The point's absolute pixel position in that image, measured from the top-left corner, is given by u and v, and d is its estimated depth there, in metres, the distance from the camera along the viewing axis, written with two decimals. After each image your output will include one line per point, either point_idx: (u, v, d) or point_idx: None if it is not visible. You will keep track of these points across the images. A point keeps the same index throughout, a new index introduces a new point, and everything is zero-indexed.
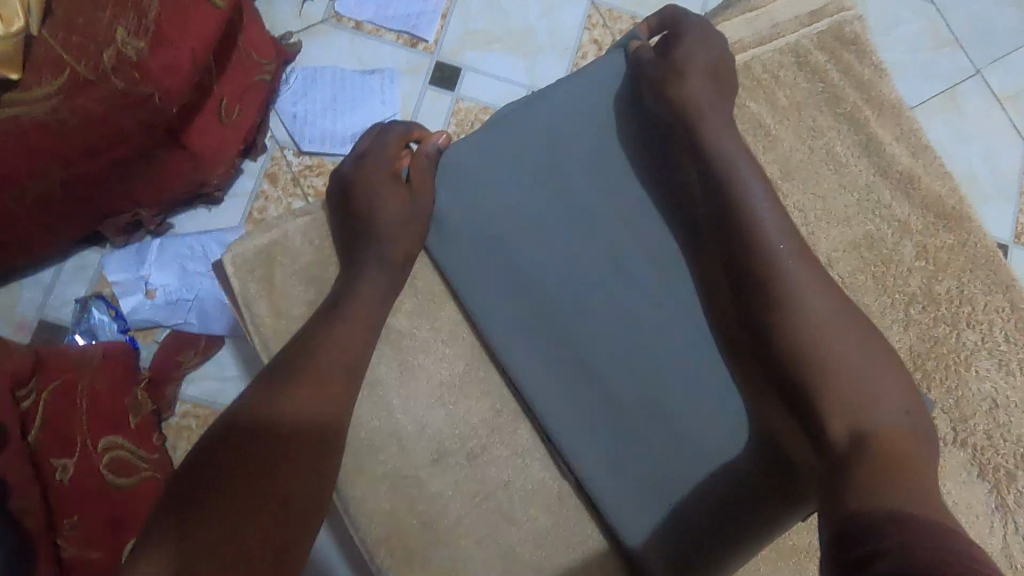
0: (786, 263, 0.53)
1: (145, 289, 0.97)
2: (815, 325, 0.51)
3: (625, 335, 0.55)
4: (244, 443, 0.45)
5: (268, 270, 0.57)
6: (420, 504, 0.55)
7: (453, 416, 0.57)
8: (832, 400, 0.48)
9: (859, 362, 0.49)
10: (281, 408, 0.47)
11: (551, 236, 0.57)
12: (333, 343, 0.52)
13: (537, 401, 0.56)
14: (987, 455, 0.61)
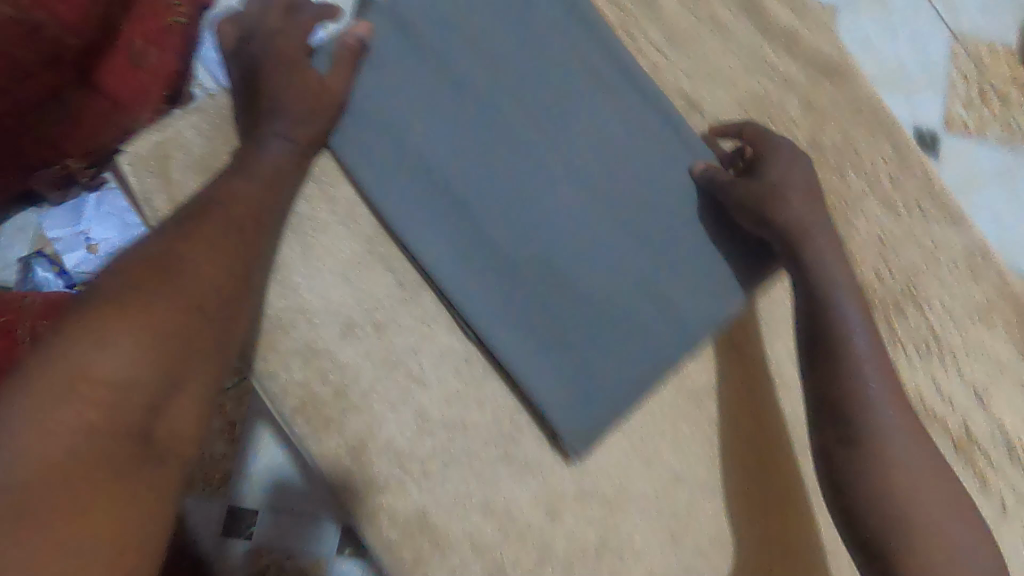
0: (857, 344, 0.52)
1: (87, 243, 1.01)
2: (899, 450, 0.51)
3: (522, 202, 0.58)
4: (120, 318, 0.40)
5: (164, 166, 0.58)
6: (332, 375, 0.58)
7: (358, 291, 0.59)
8: (891, 420, 0.52)
9: (918, 473, 0.51)
10: (169, 294, 0.43)
11: (456, 115, 0.58)
12: (237, 200, 0.51)
13: (436, 265, 0.58)
14: (876, 290, 0.65)
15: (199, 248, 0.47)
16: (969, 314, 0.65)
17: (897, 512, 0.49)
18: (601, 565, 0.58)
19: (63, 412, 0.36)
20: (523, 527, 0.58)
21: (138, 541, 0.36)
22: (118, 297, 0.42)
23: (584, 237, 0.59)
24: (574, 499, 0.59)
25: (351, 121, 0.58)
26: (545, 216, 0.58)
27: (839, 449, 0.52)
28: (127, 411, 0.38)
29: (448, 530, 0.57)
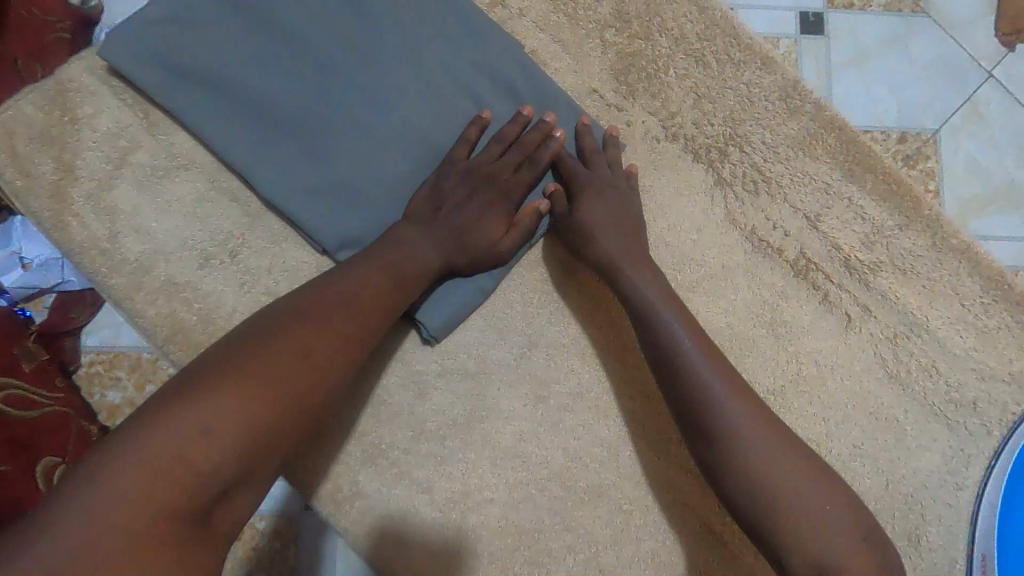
0: (717, 388, 0.56)
1: (19, 262, 1.10)
2: (758, 451, 0.54)
3: (353, 131, 0.65)
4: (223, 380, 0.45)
5: (10, 141, 0.63)
6: (196, 304, 0.62)
7: (208, 225, 0.64)
8: (760, 450, 0.54)
9: (809, 500, 0.52)
10: (303, 358, 0.48)
11: (281, 67, 0.65)
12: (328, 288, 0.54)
13: (279, 196, 0.63)
14: (699, 141, 0.68)
15: (334, 315, 0.52)
16: (791, 147, 0.68)
17: (765, 500, 0.53)
18: (473, 433, 0.63)
19: (207, 413, 0.43)
20: (395, 410, 0.63)
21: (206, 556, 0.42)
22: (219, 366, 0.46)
23: (399, 132, 0.65)
24: (439, 377, 0.63)
25: (165, 62, 0.63)
26: (360, 118, 0.65)
27: (705, 454, 0.56)
28: (248, 449, 0.44)
29: (325, 424, 0.62)
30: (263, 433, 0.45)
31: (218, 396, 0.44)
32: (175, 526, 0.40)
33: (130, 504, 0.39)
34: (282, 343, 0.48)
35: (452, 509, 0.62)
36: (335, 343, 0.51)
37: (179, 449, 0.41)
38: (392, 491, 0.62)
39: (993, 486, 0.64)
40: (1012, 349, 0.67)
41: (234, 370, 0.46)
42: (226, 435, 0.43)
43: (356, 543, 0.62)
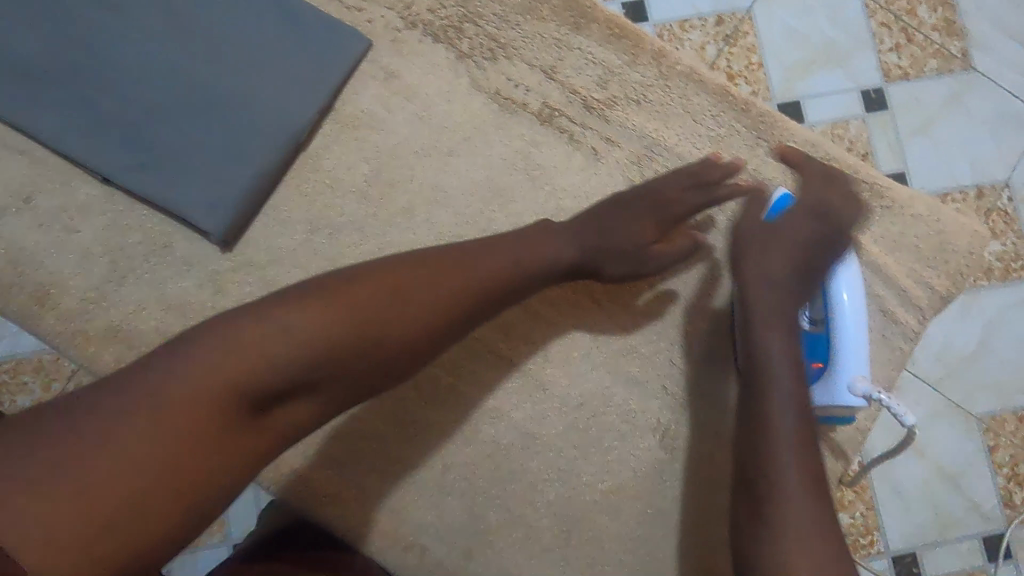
0: (764, 334, 0.60)
1: None
2: (787, 418, 0.55)
3: (110, 71, 0.71)
4: (318, 303, 0.51)
5: None
6: (1, 249, 0.70)
7: (1, 178, 0.71)
8: (790, 420, 0.55)
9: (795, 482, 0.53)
10: (381, 300, 0.54)
11: (33, 26, 0.71)
12: (359, 296, 0.53)
13: (54, 138, 0.70)
14: (434, 23, 0.76)
15: (399, 272, 0.56)
16: (520, 13, 0.76)
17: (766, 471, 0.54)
18: None
19: (291, 323, 0.49)
20: (199, 308, 0.70)
21: (226, 453, 0.46)
22: (323, 294, 0.52)
23: (153, 59, 0.72)
24: (233, 271, 0.71)
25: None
26: (114, 55, 0.72)
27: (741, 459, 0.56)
28: (321, 352, 0.50)
29: (138, 331, 0.70)
30: (324, 347, 0.50)
31: (358, 288, 0.54)
32: (224, 418, 0.46)
33: (192, 389, 0.45)
34: (403, 279, 0.55)
35: None
36: (428, 283, 0.56)
37: (261, 354, 0.47)
38: None
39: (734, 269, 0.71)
40: (744, 150, 0.75)
41: (331, 286, 0.53)
42: (298, 333, 0.49)
43: None
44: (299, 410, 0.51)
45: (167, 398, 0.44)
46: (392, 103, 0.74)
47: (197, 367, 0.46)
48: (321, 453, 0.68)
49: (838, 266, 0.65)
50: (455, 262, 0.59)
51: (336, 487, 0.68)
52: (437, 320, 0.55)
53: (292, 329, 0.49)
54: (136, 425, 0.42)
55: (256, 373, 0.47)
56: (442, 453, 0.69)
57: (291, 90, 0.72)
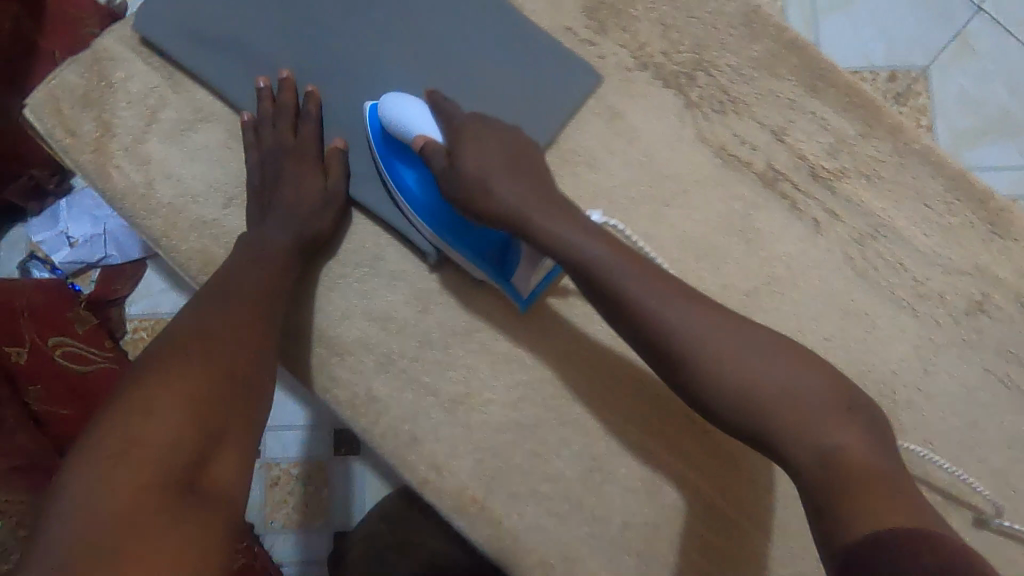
0: (668, 308, 0.58)
1: (67, 241, 1.21)
2: (686, 332, 0.57)
3: (352, 83, 0.73)
4: (143, 391, 0.51)
5: (56, 105, 0.72)
6: (223, 237, 0.71)
7: (230, 168, 0.72)
8: (695, 324, 0.57)
9: (771, 378, 0.55)
10: (208, 345, 0.57)
11: (286, 29, 0.73)
12: (231, 322, 0.60)
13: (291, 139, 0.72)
14: (667, 68, 0.73)
15: (192, 333, 0.57)
16: (755, 67, 0.73)
17: (709, 381, 0.56)
18: (474, 340, 0.70)
19: (158, 426, 0.50)
20: (402, 324, 0.70)
21: (205, 498, 0.48)
22: (170, 353, 0.56)
23: (399, 77, 0.73)
24: (439, 292, 0.71)
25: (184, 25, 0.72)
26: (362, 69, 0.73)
27: (699, 390, 0.57)
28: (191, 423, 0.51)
29: (341, 339, 0.70)
30: (204, 410, 0.53)
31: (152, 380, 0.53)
32: (148, 488, 0.46)
33: (113, 484, 0.45)
34: (190, 346, 0.56)
35: (459, 409, 0.69)
36: (220, 327, 0.59)
37: (137, 442, 0.48)
38: (404, 395, 0.69)
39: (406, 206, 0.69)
40: (976, 244, 0.71)
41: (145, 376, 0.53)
42: (172, 412, 0.51)
43: (373, 444, 0.69)
44: (224, 456, 0.52)
45: (93, 498, 0.45)
46: (616, 145, 0.72)
47: (103, 483, 0.45)
48: (504, 490, 0.68)
49: (427, 126, 0.66)
50: (217, 292, 0.62)
51: (514, 527, 0.67)
52: (254, 376, 0.58)
53: (157, 416, 0.50)
54: (105, 539, 0.43)
55: (161, 455, 0.48)
56: (623, 511, 0.68)
57: (526, 122, 0.72)
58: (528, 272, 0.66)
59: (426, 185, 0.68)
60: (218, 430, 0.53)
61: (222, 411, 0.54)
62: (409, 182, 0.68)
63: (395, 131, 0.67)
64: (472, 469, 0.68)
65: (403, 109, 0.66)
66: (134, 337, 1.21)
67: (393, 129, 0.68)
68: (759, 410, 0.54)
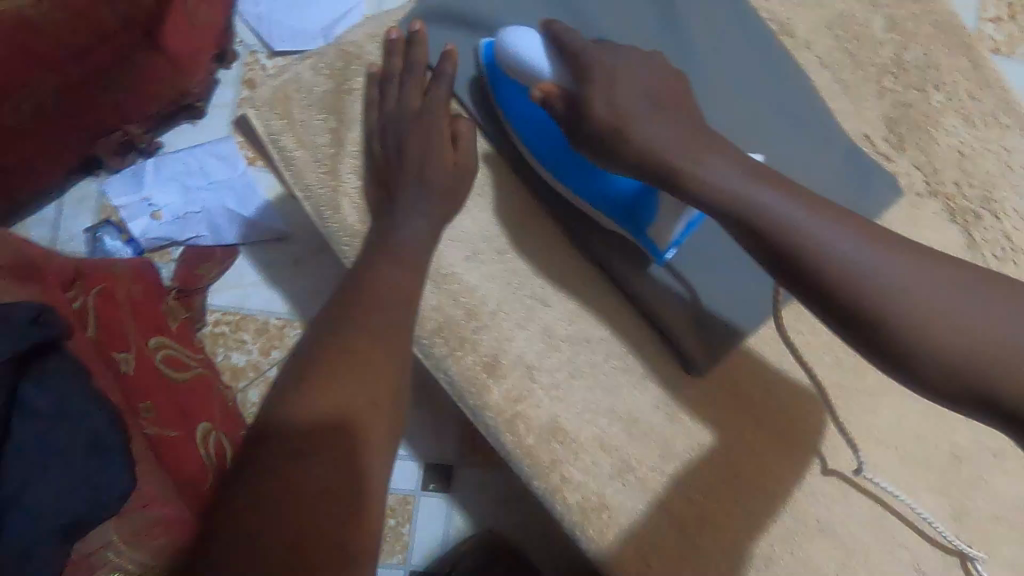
0: (778, 200, 0.47)
1: (150, 210, 1.05)
2: (913, 297, 0.42)
3: None
4: (298, 414, 0.46)
5: (287, 107, 0.59)
6: (462, 299, 0.62)
7: (479, 218, 0.63)
8: (896, 287, 0.43)
9: (941, 301, 0.42)
10: (358, 353, 0.50)
11: None
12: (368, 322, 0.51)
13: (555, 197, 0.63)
14: (958, 200, 0.68)
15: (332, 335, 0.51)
16: None
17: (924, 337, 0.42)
18: (719, 460, 0.64)
19: (304, 447, 0.45)
20: (645, 429, 0.63)
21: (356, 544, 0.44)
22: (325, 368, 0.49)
23: None
24: (690, 401, 0.64)
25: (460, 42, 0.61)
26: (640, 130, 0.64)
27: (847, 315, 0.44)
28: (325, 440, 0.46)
29: (579, 436, 0.62)
30: (338, 425, 0.47)
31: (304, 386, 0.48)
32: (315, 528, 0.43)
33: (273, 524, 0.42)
34: (328, 349, 0.50)
35: (692, 530, 0.63)
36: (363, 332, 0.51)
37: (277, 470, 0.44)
38: (637, 508, 0.62)
39: (513, 129, 0.61)
40: None
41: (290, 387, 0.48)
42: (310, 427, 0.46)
43: (595, 557, 0.61)
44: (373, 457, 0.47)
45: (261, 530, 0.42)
46: None
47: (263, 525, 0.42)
48: None
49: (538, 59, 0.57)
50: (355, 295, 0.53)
51: None
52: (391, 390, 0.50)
53: (311, 441, 0.45)
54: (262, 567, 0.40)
55: (316, 482, 0.44)
56: None
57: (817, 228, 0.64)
58: (666, 224, 0.56)
59: (547, 121, 0.60)
60: (369, 404, 0.49)
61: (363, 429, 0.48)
62: (528, 113, 0.61)
63: (509, 66, 0.58)
64: None
65: (527, 46, 0.57)
66: (214, 331, 1.07)
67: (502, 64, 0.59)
68: (947, 360, 0.41)
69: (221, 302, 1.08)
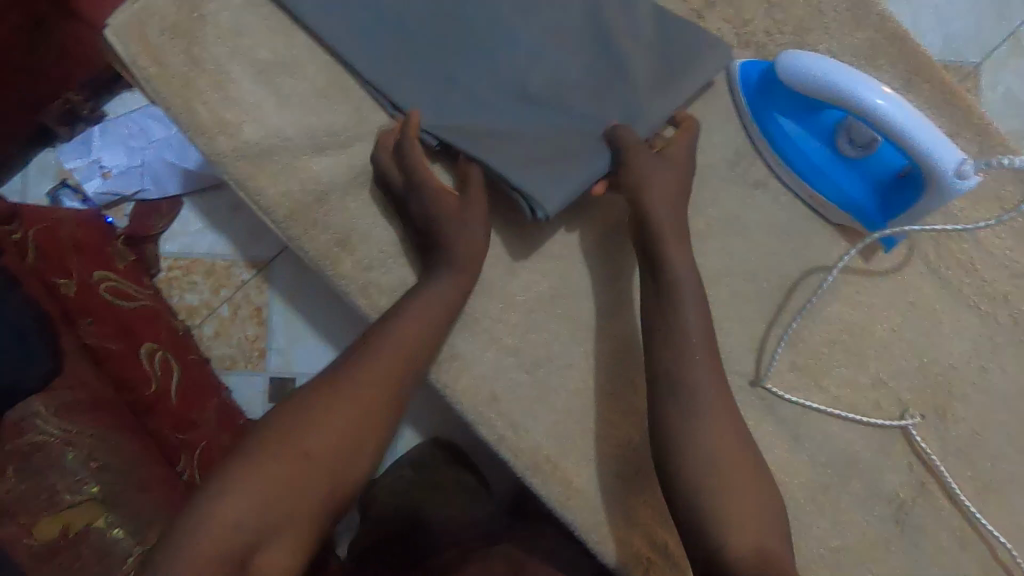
0: (689, 307, 0.63)
1: (101, 171, 1.15)
2: (682, 442, 0.58)
3: (474, 51, 0.67)
4: (276, 439, 0.55)
5: (141, 31, 0.68)
6: (313, 183, 0.69)
7: (321, 112, 0.70)
8: (672, 412, 0.60)
9: (695, 462, 0.58)
10: (349, 404, 0.58)
11: None
12: (372, 351, 0.61)
13: (400, 98, 0.67)
14: (770, 48, 0.74)
15: (302, 436, 0.56)
16: (857, 57, 0.73)
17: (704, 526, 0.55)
18: (557, 306, 0.71)
19: (260, 469, 0.53)
20: (487, 284, 0.71)
21: None
22: (315, 399, 0.58)
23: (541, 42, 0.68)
24: (527, 257, 0.71)
25: None
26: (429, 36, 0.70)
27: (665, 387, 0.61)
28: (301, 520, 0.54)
29: None
30: (309, 490, 0.54)
31: (271, 473, 0.53)
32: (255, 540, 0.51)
33: (250, 504, 0.52)
34: (308, 439, 0.56)
35: (537, 371, 0.71)
36: (351, 433, 0.57)
37: (229, 511, 0.51)
38: (485, 354, 0.70)
39: (769, 151, 0.71)
40: None
41: (265, 445, 0.55)
42: (274, 488, 0.53)
43: (450, 398, 0.70)
44: (322, 508, 0.55)
45: (245, 508, 0.51)
46: (711, 121, 0.73)
47: (224, 514, 0.51)
48: (577, 451, 0.70)
49: (841, 78, 0.61)
50: (353, 368, 0.60)
51: (584, 484, 0.70)
52: (352, 456, 0.57)
53: (283, 465, 0.54)
54: (212, 540, 0.50)
55: (253, 535, 0.51)
56: None
57: (659, 98, 0.68)
58: (911, 215, 0.65)
59: (806, 136, 0.69)
60: (345, 452, 0.57)
61: (325, 465, 0.55)
62: (794, 151, 0.69)
63: (791, 83, 0.65)
64: (547, 430, 0.70)
65: (805, 64, 0.63)
66: (168, 276, 1.18)
67: (788, 85, 0.66)
68: (691, 498, 0.57)
69: (171, 250, 1.18)
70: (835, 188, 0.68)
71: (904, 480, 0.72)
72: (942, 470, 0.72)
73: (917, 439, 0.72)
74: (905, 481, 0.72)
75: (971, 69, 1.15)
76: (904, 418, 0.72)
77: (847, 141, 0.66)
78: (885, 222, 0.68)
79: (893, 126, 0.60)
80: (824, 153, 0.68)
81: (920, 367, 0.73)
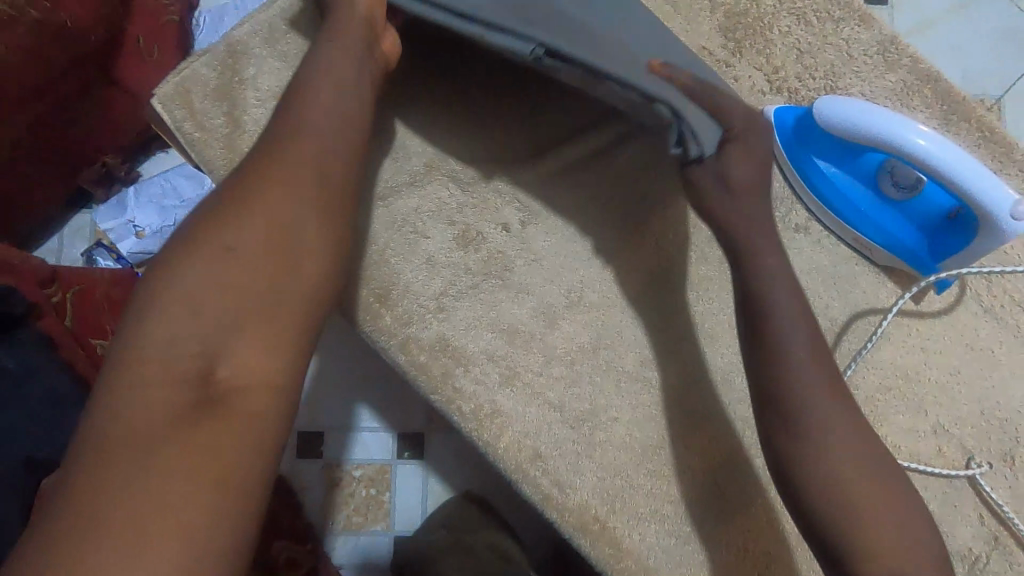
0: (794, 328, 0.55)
1: (134, 230, 1.17)
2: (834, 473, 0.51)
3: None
4: (178, 275, 0.41)
5: (186, 97, 0.70)
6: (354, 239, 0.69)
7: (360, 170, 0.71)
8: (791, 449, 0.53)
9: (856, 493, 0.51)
10: (262, 212, 0.45)
11: None
12: (282, 159, 0.47)
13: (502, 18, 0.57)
14: (802, 93, 0.74)
15: (174, 292, 0.41)
16: (891, 98, 0.73)
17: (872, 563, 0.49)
18: (599, 357, 0.70)
19: (170, 319, 0.40)
20: (528, 338, 0.70)
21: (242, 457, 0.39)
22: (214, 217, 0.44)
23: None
24: (567, 308, 0.71)
25: None
26: (441, 78, 0.73)
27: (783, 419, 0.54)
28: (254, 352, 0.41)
29: (468, 349, 0.69)
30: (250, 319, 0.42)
31: (150, 364, 0.39)
32: (198, 406, 0.39)
33: (174, 366, 0.39)
34: (191, 294, 0.41)
35: (581, 426, 0.68)
36: (252, 268, 0.43)
37: (151, 393, 0.38)
38: (527, 410, 0.68)
39: (811, 198, 0.70)
40: None
41: (167, 283, 0.41)
42: (198, 338, 0.40)
43: (492, 456, 0.68)
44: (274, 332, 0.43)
45: (170, 378, 0.39)
46: None
47: (143, 390, 0.38)
48: (627, 511, 0.67)
49: (881, 123, 0.60)
50: (257, 173, 0.46)
51: (635, 545, 0.67)
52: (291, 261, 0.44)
53: (200, 303, 0.41)
54: (142, 429, 0.37)
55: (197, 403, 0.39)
56: (740, 531, 0.68)
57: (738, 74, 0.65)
58: (964, 260, 0.65)
59: (848, 181, 0.68)
60: (275, 264, 0.44)
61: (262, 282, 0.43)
62: (838, 197, 0.69)
63: (830, 129, 0.64)
64: (594, 488, 0.67)
65: (844, 110, 0.63)
66: None
67: (827, 131, 0.66)
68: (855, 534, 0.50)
69: None
70: (882, 235, 0.68)
71: (978, 535, 0.67)
72: (1017, 523, 0.67)
73: (987, 490, 0.68)
74: (978, 535, 0.67)
75: (994, 102, 1.15)
76: (970, 466, 0.68)
77: (891, 183, 0.66)
78: (937, 265, 0.67)
79: (940, 170, 0.59)
80: (868, 197, 0.68)
81: (982, 411, 0.69)
